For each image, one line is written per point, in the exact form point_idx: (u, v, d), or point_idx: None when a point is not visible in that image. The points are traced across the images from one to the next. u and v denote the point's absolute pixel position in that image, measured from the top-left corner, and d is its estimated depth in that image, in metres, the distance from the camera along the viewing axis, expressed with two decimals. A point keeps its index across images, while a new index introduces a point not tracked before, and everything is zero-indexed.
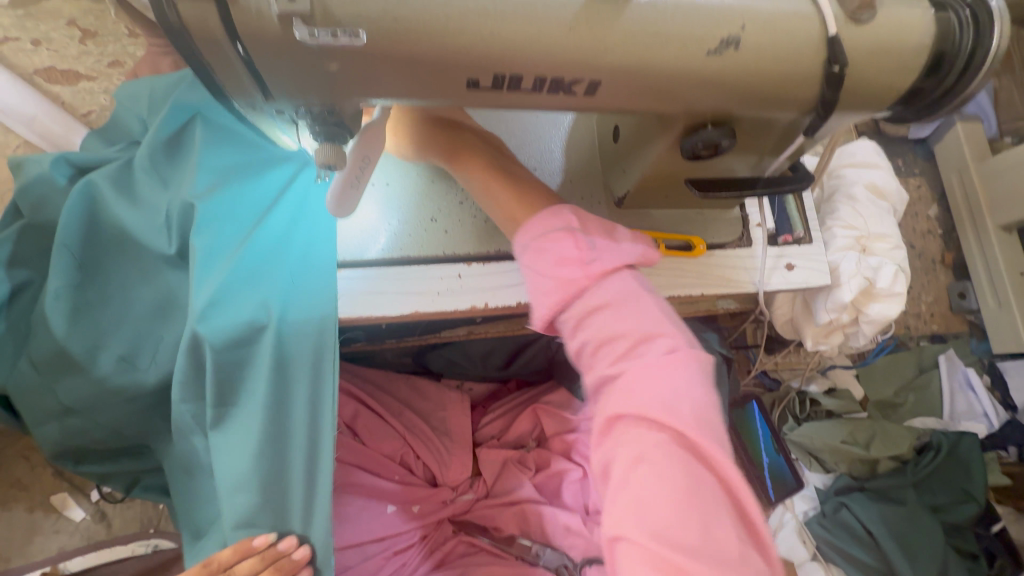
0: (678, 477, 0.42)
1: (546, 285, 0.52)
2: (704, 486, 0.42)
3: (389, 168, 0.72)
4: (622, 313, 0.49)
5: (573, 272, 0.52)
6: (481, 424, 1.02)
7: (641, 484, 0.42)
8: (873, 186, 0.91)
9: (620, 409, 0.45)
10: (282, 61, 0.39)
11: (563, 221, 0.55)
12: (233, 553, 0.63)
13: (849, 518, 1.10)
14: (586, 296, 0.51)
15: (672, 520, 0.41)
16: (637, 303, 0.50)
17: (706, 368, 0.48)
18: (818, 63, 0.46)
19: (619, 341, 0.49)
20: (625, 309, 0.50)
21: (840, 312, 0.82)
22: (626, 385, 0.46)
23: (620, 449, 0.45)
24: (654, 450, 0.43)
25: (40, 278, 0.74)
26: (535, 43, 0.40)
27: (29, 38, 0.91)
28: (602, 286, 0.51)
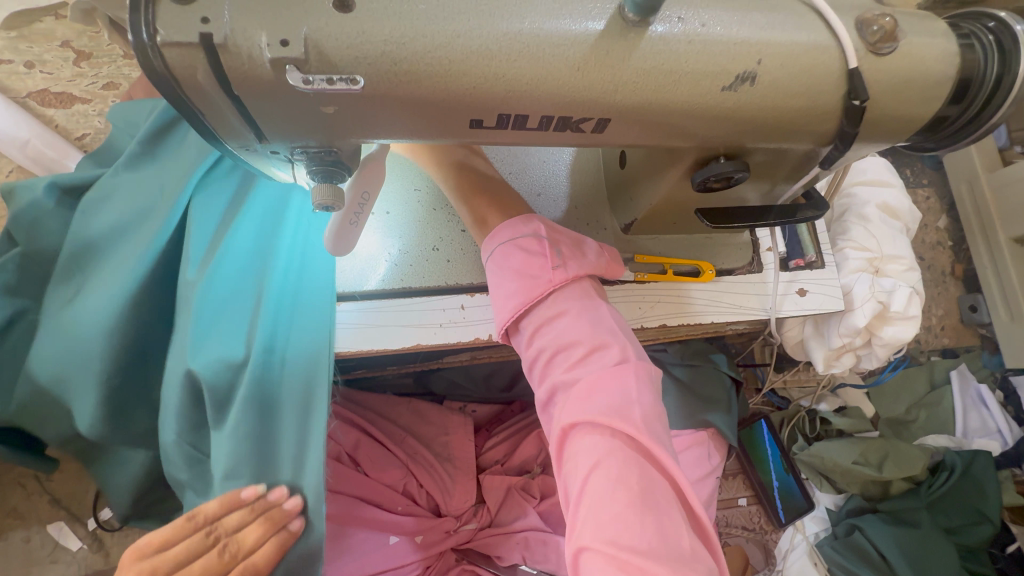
0: (631, 482, 0.45)
1: (508, 288, 0.54)
2: (652, 483, 0.45)
3: (390, 195, 0.69)
4: (578, 322, 0.52)
5: (537, 276, 0.54)
6: (484, 448, 1.00)
7: (598, 486, 0.45)
8: (885, 206, 0.89)
9: (574, 417, 0.48)
10: (275, 105, 0.37)
11: (531, 228, 0.57)
12: (218, 506, 0.60)
13: (862, 541, 1.06)
14: (547, 305, 0.54)
15: (627, 517, 0.43)
16: (592, 313, 0.54)
17: (651, 376, 0.51)
18: (838, 96, 0.44)
19: (573, 349, 0.51)
20: (581, 319, 0.53)
21: (853, 337, 0.80)
22: (580, 392, 0.49)
23: (576, 455, 0.47)
24: (607, 456, 0.46)
25: (36, 305, 0.70)
26: (541, 86, 0.38)
27: (23, 60, 0.89)
28: (559, 295, 0.54)
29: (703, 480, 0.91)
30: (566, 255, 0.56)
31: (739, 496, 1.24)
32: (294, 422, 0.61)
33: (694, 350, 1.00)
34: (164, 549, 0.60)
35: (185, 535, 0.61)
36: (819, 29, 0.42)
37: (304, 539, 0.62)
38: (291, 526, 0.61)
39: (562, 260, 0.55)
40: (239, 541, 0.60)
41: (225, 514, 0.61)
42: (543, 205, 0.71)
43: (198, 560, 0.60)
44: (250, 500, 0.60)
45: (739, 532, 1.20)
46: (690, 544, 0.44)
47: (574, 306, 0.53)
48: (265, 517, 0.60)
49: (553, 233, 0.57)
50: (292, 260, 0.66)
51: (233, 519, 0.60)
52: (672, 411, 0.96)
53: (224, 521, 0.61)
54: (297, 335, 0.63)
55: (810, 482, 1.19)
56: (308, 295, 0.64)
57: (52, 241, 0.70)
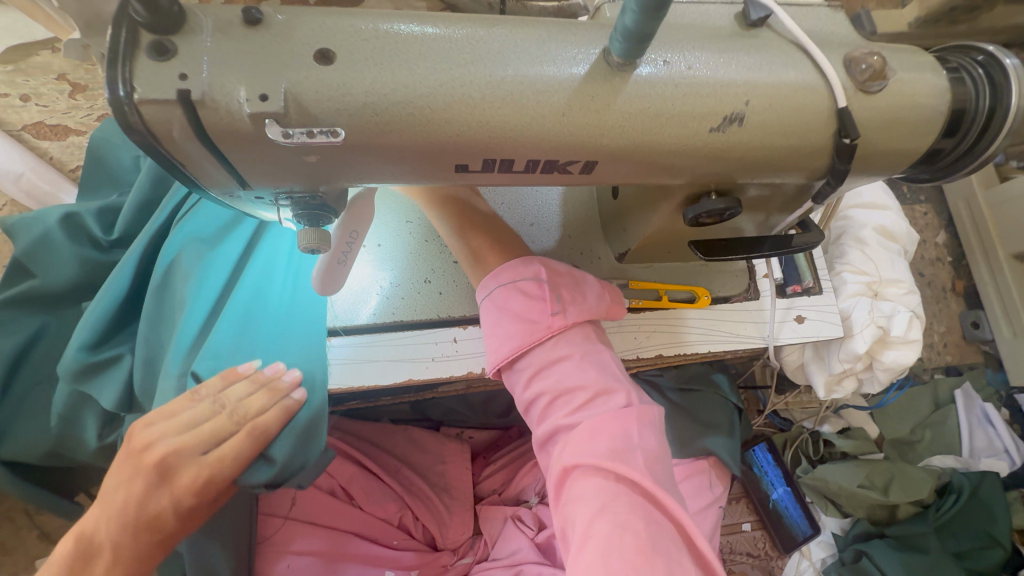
0: (638, 528, 0.43)
1: (507, 330, 0.54)
2: (661, 530, 0.44)
3: (382, 228, 0.68)
4: (583, 366, 0.52)
5: (538, 319, 0.54)
6: (481, 476, 0.99)
7: (604, 531, 0.43)
8: (882, 229, 0.88)
9: (577, 459, 0.47)
10: (256, 155, 0.36)
11: (532, 272, 0.57)
12: (220, 380, 0.59)
13: (868, 566, 1.04)
14: (546, 350, 0.53)
15: (636, 564, 0.41)
16: (595, 358, 0.54)
17: (655, 423, 0.51)
18: (827, 135, 0.43)
19: (577, 393, 0.51)
20: (583, 362, 0.53)
21: (854, 362, 0.79)
22: (583, 434, 0.48)
23: (578, 499, 0.46)
24: (612, 500, 0.45)
25: (54, 322, 0.71)
26: (526, 133, 0.38)
27: (18, 94, 0.89)
28: (560, 340, 0.54)
29: (708, 509, 0.89)
30: (566, 301, 0.55)
31: (743, 521, 1.19)
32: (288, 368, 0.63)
33: (693, 373, 0.99)
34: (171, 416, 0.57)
35: (192, 406, 0.58)
36: (806, 67, 0.42)
37: (306, 408, 0.62)
38: (294, 396, 0.60)
39: (563, 306, 0.55)
40: (245, 406, 0.58)
41: (226, 386, 0.59)
42: (535, 235, 0.70)
43: (206, 424, 0.57)
44: (249, 374, 0.60)
45: (743, 560, 1.16)
46: None
47: (577, 350, 0.53)
48: (268, 388, 0.60)
49: (553, 274, 0.57)
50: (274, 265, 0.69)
51: (236, 390, 0.59)
52: (672, 437, 0.94)
53: (228, 391, 0.59)
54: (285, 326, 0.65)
55: (815, 506, 1.17)
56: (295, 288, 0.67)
57: (51, 267, 0.70)
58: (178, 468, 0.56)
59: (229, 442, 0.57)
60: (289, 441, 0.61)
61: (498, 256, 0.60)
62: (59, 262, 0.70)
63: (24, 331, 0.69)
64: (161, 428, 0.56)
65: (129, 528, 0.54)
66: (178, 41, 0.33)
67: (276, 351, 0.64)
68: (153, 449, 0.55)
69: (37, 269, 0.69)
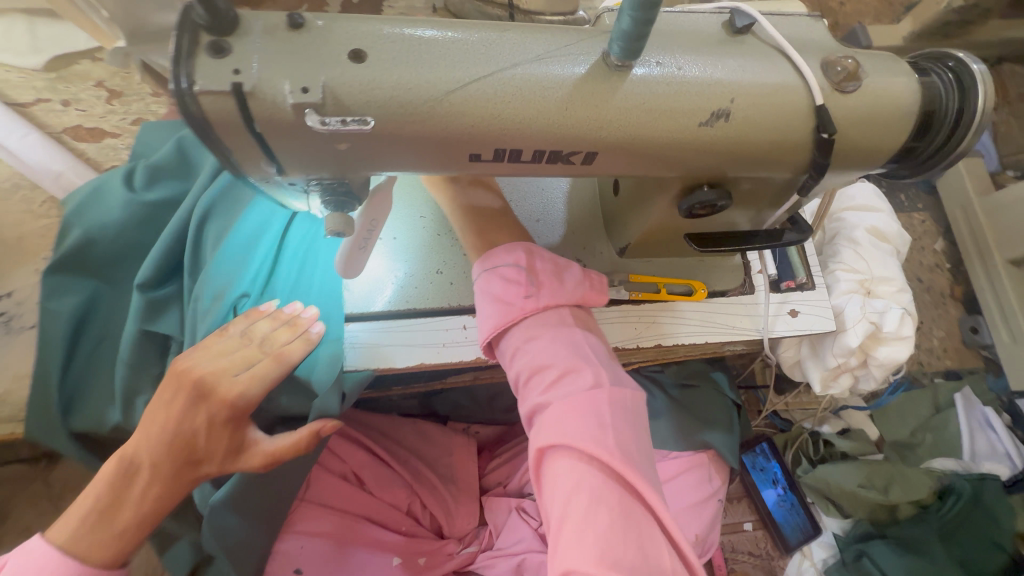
0: (611, 503, 0.47)
1: (487, 312, 0.59)
2: (631, 505, 0.48)
3: (397, 222, 0.73)
4: (554, 345, 0.56)
5: (513, 299, 0.58)
6: (487, 470, 1.02)
7: (579, 507, 0.47)
8: (875, 230, 0.91)
9: (550, 439, 0.50)
10: (294, 143, 0.41)
11: (513, 257, 0.61)
12: (244, 319, 0.65)
13: (870, 567, 1.06)
14: (521, 329, 0.58)
15: (610, 537, 0.45)
16: (567, 339, 0.57)
17: (626, 401, 0.54)
18: (808, 130, 0.47)
19: (549, 371, 0.55)
20: (555, 342, 0.56)
21: (848, 356, 0.83)
22: (555, 414, 0.51)
23: (556, 479, 0.49)
24: (585, 477, 0.48)
25: (105, 287, 0.79)
26: (532, 124, 0.43)
27: (59, 99, 0.96)
28: (535, 320, 0.58)
29: (706, 503, 0.93)
30: (542, 284, 0.60)
31: (745, 521, 1.21)
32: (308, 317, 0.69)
33: (692, 370, 1.03)
34: (199, 351, 0.62)
35: (223, 340, 0.63)
36: (786, 70, 0.46)
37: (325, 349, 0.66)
38: (313, 330, 0.65)
39: (537, 289, 0.59)
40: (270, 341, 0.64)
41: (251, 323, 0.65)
42: (541, 230, 0.74)
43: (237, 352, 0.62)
44: (270, 313, 0.67)
45: (744, 559, 1.18)
46: (670, 566, 0.45)
47: (550, 330, 0.57)
48: (288, 325, 0.65)
49: (535, 264, 0.61)
50: (290, 231, 0.75)
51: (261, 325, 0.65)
52: (671, 431, 0.96)
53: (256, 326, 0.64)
54: (303, 283, 0.71)
55: (816, 506, 1.18)
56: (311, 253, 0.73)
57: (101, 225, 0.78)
58: (215, 386, 0.60)
59: (258, 365, 0.62)
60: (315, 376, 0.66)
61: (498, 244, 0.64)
62: (105, 218, 0.78)
63: (81, 294, 0.77)
64: (193, 357, 0.61)
65: (163, 450, 0.59)
66: (232, 42, 0.38)
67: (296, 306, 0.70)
68: (193, 369, 0.60)
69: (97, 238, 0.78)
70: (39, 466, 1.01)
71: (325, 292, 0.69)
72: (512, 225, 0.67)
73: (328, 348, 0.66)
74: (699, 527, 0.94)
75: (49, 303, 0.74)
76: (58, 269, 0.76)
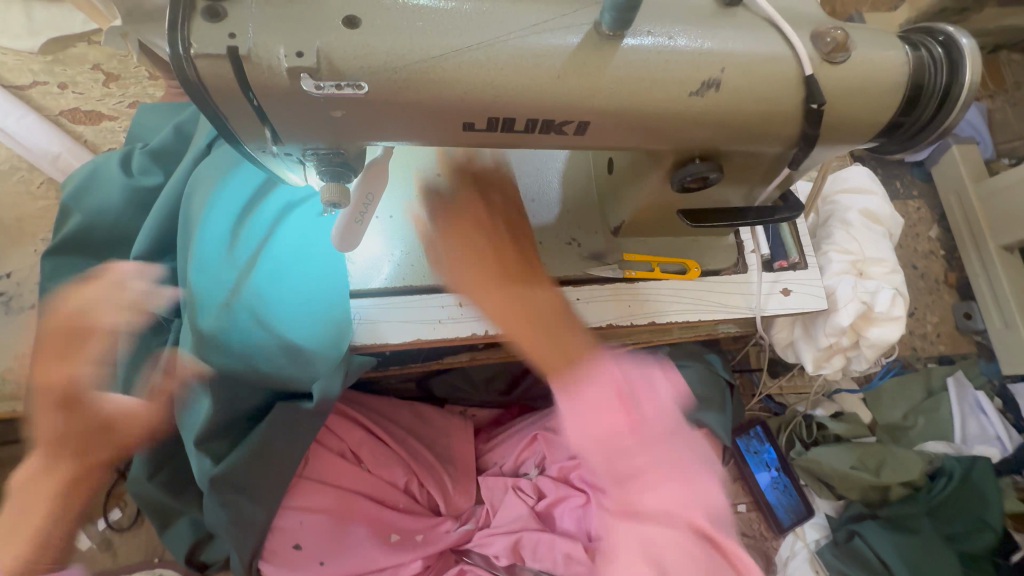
0: (695, 557, 0.59)
1: (583, 408, 0.62)
2: (706, 557, 0.61)
3: (393, 200, 0.72)
4: (647, 430, 0.62)
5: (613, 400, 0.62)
6: (484, 450, 1.04)
7: (672, 560, 0.58)
8: (868, 212, 0.92)
9: (650, 511, 0.59)
10: (289, 110, 0.42)
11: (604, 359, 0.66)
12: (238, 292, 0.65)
13: (861, 547, 1.08)
14: (618, 419, 0.61)
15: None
16: (656, 423, 0.63)
17: (703, 467, 0.64)
18: (798, 101, 0.48)
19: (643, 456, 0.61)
20: (646, 428, 0.62)
21: (839, 336, 0.84)
22: (656, 489, 0.60)
23: (651, 543, 0.58)
24: (681, 541, 0.59)
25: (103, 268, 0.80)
26: (525, 93, 0.43)
27: (56, 82, 0.96)
28: (630, 409, 0.62)
29: None
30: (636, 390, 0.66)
31: (739, 502, 1.22)
32: (306, 300, 0.68)
33: (686, 351, 1.04)
34: None
35: None
36: (776, 40, 0.47)
37: (327, 331, 0.68)
38: None
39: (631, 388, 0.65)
40: None
41: None
42: (536, 210, 0.75)
43: None
44: None
45: (739, 539, 1.19)
46: None
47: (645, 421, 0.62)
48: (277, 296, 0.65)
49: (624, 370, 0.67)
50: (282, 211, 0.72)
51: None
52: None
53: None
54: (298, 266, 0.70)
55: (809, 489, 1.19)
56: (304, 234, 0.71)
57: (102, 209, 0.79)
58: None
59: None
60: (316, 353, 0.68)
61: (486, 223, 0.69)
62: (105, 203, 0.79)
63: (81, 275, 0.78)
64: None
65: None
66: (227, 7, 0.39)
67: (292, 289, 0.69)
68: None
69: (99, 224, 0.79)
70: None
71: (323, 275, 0.69)
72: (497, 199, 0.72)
73: (330, 328, 0.68)
74: None
75: (49, 283, 0.77)
76: (61, 251, 0.78)
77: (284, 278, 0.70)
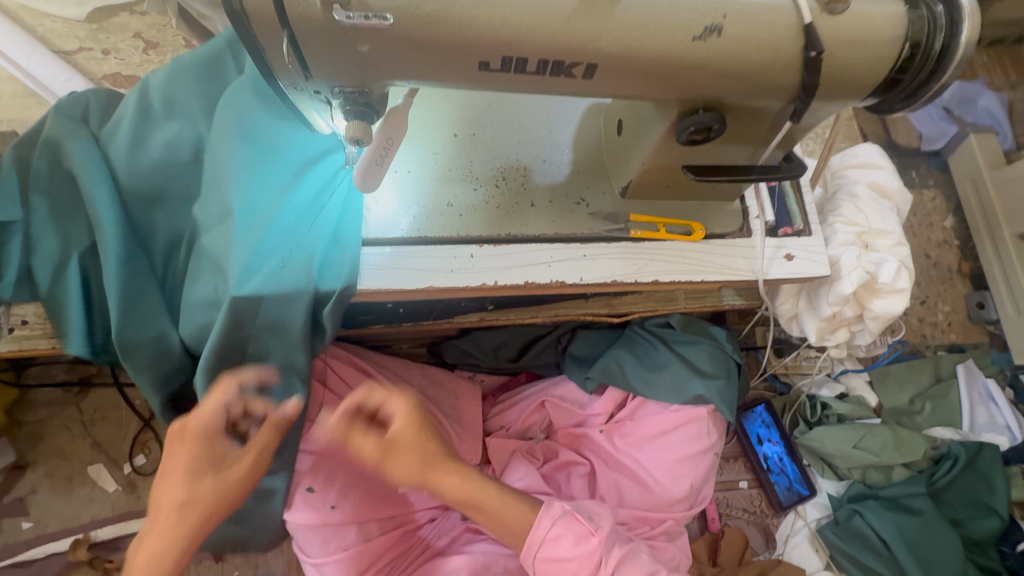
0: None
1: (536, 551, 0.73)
2: None
3: (409, 156, 0.76)
4: (564, 541, 0.73)
5: (552, 535, 0.74)
6: (491, 414, 1.11)
7: None
8: (876, 186, 0.93)
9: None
10: (321, 43, 0.46)
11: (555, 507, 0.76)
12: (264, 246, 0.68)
13: (862, 526, 1.08)
14: (542, 537, 0.73)
15: None
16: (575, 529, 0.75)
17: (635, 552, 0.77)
18: (797, 50, 0.51)
19: (572, 553, 0.73)
20: (573, 537, 0.74)
21: (842, 305, 0.85)
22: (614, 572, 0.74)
23: None
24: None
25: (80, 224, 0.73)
26: (537, 31, 0.47)
27: (100, 48, 1.02)
28: (551, 526, 0.74)
29: (702, 454, 0.96)
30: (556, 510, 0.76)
31: (740, 479, 1.23)
32: (328, 255, 0.71)
33: (692, 323, 1.03)
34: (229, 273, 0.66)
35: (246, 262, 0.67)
36: None
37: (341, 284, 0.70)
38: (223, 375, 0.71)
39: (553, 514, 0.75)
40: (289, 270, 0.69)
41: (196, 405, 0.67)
42: (547, 170, 0.78)
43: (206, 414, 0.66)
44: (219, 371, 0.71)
45: (739, 514, 1.20)
46: None
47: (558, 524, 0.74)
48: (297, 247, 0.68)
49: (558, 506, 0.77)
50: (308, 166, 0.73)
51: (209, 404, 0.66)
52: (666, 382, 0.99)
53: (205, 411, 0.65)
54: (322, 222, 0.71)
55: (812, 469, 1.20)
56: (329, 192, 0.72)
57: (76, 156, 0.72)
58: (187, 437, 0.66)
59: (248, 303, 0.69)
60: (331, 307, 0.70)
61: (494, 183, 0.76)
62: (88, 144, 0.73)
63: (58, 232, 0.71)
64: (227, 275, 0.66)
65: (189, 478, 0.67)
66: None
67: (316, 243, 0.71)
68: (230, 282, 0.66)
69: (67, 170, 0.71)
70: (72, 393, 1.09)
71: (346, 232, 0.71)
72: (506, 157, 0.78)
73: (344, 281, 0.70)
74: (694, 476, 0.97)
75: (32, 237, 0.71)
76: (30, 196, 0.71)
77: (304, 231, 0.71)
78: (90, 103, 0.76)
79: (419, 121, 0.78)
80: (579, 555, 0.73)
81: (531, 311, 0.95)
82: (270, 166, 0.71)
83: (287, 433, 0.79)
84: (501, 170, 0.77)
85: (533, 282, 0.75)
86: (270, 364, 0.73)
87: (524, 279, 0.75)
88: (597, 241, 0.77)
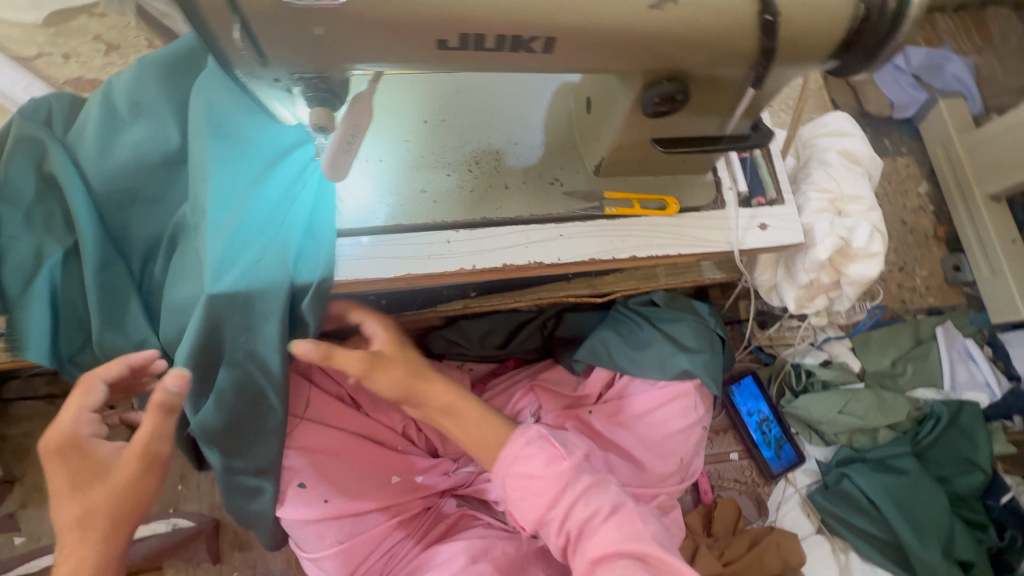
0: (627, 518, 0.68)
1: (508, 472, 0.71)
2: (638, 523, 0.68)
3: (380, 145, 0.76)
4: (530, 461, 0.70)
5: (522, 449, 0.71)
6: (481, 401, 1.10)
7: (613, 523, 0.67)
8: (847, 153, 0.94)
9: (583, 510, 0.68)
10: (274, 27, 0.46)
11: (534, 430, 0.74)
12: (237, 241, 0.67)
13: (850, 488, 1.11)
14: (513, 453, 0.71)
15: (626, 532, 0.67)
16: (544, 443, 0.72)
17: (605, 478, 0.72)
18: (753, 13, 0.51)
19: (535, 472, 0.70)
20: (541, 456, 0.71)
21: (817, 271, 0.87)
22: (580, 493, 0.69)
23: (595, 530, 0.67)
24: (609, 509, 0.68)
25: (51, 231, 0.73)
26: (494, 5, 0.46)
27: (60, 52, 0.99)
28: (523, 440, 0.72)
29: (690, 428, 0.98)
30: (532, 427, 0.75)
31: (731, 451, 1.25)
32: (303, 248, 0.70)
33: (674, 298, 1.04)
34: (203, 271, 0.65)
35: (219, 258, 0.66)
36: None
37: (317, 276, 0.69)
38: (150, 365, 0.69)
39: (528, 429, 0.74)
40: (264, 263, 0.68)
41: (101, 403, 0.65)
42: (519, 152, 0.78)
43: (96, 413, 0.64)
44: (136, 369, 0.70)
45: (731, 485, 1.23)
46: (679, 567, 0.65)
47: (531, 438, 0.72)
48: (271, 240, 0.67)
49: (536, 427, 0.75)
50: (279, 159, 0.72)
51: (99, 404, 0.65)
52: (652, 359, 1.00)
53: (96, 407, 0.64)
54: (296, 215, 0.70)
55: (800, 436, 1.23)
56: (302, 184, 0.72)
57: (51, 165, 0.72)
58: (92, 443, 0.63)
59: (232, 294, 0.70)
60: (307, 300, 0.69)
61: (467, 168, 0.76)
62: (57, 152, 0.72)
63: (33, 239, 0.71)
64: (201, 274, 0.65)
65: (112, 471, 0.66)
66: None
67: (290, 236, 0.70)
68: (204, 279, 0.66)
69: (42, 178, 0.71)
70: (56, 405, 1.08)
71: (320, 224, 0.70)
72: (478, 142, 0.78)
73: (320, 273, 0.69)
74: (684, 449, 0.99)
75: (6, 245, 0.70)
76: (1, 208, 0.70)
77: (278, 224, 0.70)
78: (52, 107, 0.75)
79: (388, 109, 0.77)
80: (550, 477, 0.70)
81: (514, 296, 0.96)
82: (240, 161, 0.70)
83: (274, 429, 0.78)
84: (474, 154, 0.77)
85: (510, 264, 0.75)
86: (250, 361, 0.72)
87: (502, 261, 0.75)
88: (573, 221, 0.77)
